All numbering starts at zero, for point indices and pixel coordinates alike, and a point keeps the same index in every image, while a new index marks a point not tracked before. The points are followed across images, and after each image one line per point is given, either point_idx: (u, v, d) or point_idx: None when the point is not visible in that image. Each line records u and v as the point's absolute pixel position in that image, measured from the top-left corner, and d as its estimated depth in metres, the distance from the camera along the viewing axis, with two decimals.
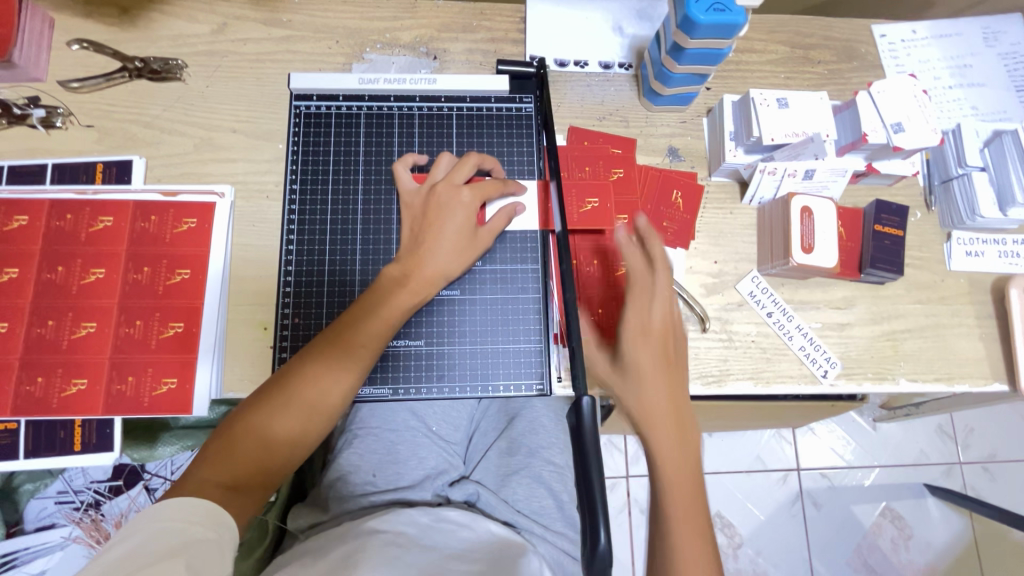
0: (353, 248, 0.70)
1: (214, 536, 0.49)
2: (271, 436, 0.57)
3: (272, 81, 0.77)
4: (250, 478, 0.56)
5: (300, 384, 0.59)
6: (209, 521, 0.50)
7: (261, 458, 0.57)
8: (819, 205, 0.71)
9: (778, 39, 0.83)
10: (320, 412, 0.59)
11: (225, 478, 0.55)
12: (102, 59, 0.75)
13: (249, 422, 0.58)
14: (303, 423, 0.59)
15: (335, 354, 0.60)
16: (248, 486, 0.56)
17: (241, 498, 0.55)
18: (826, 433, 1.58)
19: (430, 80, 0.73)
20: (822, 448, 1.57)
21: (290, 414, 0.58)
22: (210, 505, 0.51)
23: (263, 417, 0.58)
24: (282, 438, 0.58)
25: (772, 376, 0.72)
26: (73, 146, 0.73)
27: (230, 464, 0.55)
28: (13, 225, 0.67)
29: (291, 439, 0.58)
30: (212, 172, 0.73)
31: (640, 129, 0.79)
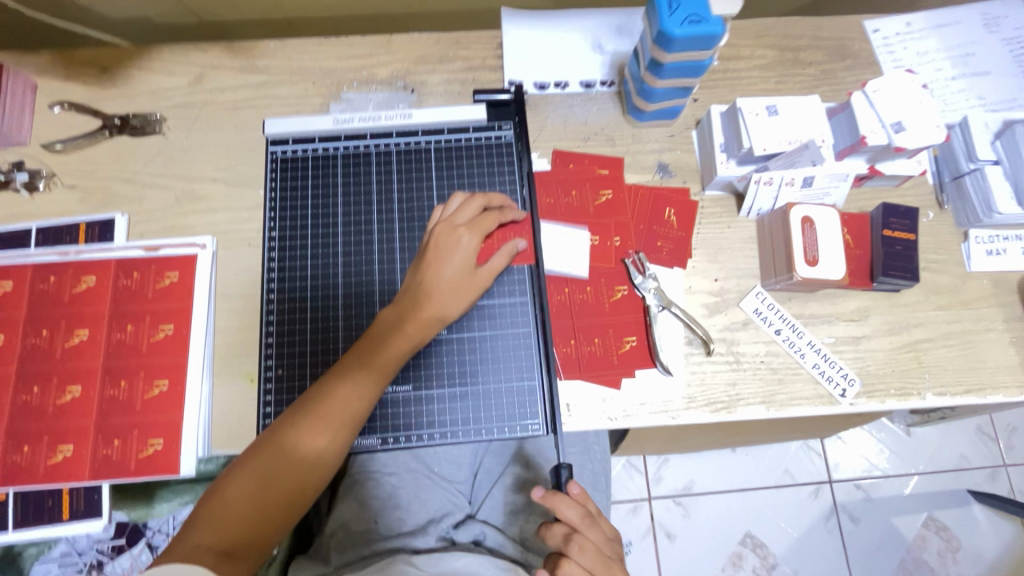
0: (335, 295, 0.68)
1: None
2: (271, 490, 0.55)
3: (251, 128, 0.76)
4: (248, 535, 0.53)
5: (297, 434, 0.56)
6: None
7: (257, 520, 0.54)
8: (822, 214, 0.67)
9: (765, 44, 0.80)
10: (323, 461, 0.57)
11: (222, 543, 0.52)
12: (84, 119, 0.76)
13: (240, 485, 0.54)
14: (307, 473, 0.56)
15: (333, 402, 0.57)
16: (247, 551, 0.53)
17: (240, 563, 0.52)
18: (858, 443, 1.50)
19: (406, 115, 0.72)
20: (855, 458, 1.49)
21: (288, 466, 0.55)
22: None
23: (257, 478, 0.55)
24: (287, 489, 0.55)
25: (786, 398, 0.68)
26: (56, 208, 0.73)
27: (225, 528, 0.52)
28: None
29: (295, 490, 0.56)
30: (194, 224, 0.72)
31: (627, 146, 0.76)
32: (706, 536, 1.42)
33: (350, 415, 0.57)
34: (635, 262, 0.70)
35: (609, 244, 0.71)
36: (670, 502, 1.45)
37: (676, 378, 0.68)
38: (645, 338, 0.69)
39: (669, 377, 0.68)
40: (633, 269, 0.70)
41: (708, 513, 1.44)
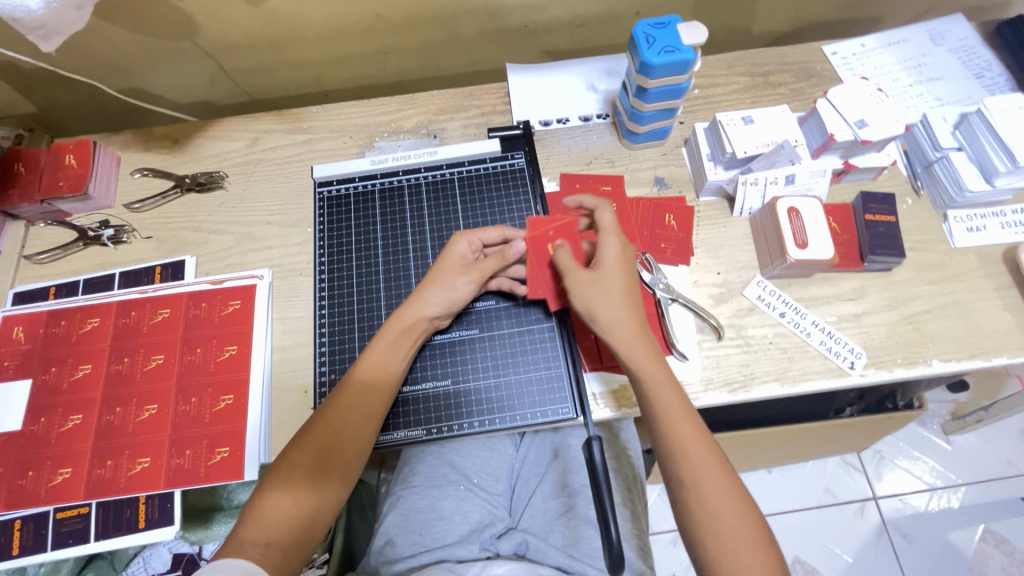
0: (377, 307, 0.76)
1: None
2: (301, 490, 0.58)
3: (299, 177, 0.88)
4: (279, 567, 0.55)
5: (293, 482, 0.58)
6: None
7: (294, 515, 0.57)
8: (806, 204, 0.75)
9: (738, 72, 0.92)
10: (330, 490, 0.59)
11: (264, 537, 0.55)
12: (159, 182, 0.89)
13: (272, 485, 0.58)
14: (311, 521, 0.57)
15: (321, 444, 0.60)
16: (286, 549, 0.55)
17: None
18: (898, 456, 1.47)
19: (431, 152, 0.83)
20: (896, 471, 1.46)
21: (292, 512, 0.57)
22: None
23: (288, 474, 0.59)
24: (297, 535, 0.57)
25: (798, 374, 0.73)
26: (136, 256, 0.84)
27: (266, 525, 0.56)
28: (87, 327, 0.77)
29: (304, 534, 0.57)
30: (252, 260, 0.83)
31: (626, 165, 0.86)
32: None
33: (347, 446, 0.61)
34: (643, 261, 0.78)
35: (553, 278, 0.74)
36: None
37: (693, 362, 0.73)
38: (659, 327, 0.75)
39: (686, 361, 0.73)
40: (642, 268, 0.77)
41: None
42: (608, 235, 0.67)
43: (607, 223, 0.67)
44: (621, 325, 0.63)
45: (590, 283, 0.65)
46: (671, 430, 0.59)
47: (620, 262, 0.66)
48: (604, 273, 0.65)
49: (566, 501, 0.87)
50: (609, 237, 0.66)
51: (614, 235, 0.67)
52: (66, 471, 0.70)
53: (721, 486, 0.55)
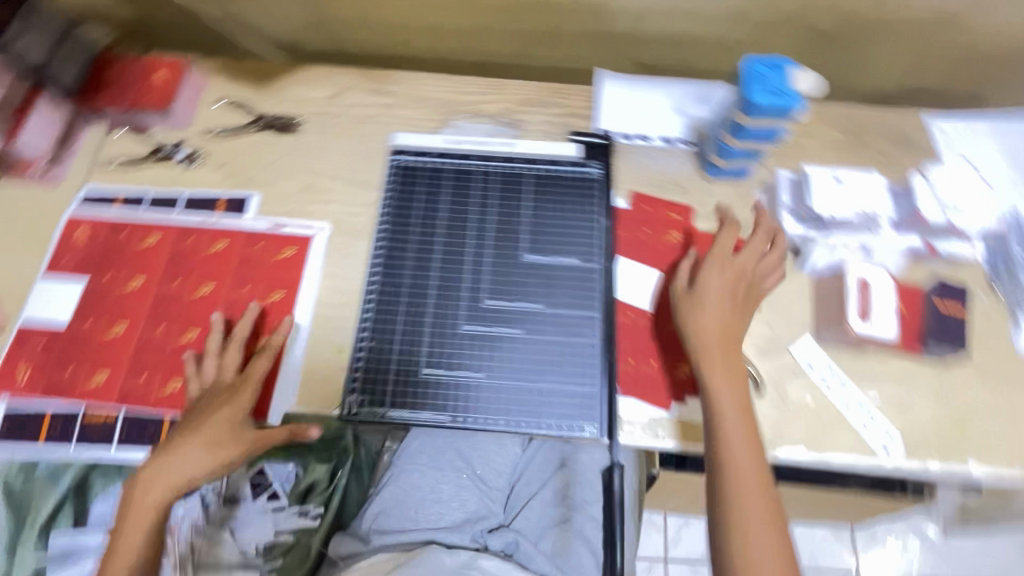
0: (428, 285, 0.76)
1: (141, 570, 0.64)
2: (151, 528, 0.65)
3: (373, 138, 0.88)
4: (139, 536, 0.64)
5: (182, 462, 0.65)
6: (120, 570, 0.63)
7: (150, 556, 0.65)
8: (879, 276, 0.73)
9: (833, 126, 0.89)
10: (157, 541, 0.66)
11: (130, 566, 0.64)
12: (238, 115, 0.90)
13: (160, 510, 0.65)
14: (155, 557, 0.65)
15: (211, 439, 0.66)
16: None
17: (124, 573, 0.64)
18: (892, 542, 1.44)
19: (509, 144, 0.84)
20: (885, 556, 1.43)
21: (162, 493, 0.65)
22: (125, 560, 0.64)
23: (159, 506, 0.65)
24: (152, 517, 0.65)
25: (830, 445, 0.71)
26: (204, 182, 0.85)
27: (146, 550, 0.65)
28: (146, 242, 0.79)
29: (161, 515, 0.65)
30: (312, 210, 0.83)
31: (699, 196, 0.84)
32: None
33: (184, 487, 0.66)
34: None
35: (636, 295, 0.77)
36: (686, 568, 1.40)
37: None
38: None
39: None
40: None
41: None
42: (714, 262, 0.74)
43: (722, 249, 0.75)
44: (715, 333, 0.69)
45: (681, 300, 0.72)
46: (728, 442, 0.64)
47: (720, 291, 0.72)
48: (700, 294, 0.71)
49: (563, 512, 0.87)
50: (708, 263, 0.74)
51: (738, 261, 0.74)
52: (101, 375, 0.72)
53: (762, 517, 0.60)
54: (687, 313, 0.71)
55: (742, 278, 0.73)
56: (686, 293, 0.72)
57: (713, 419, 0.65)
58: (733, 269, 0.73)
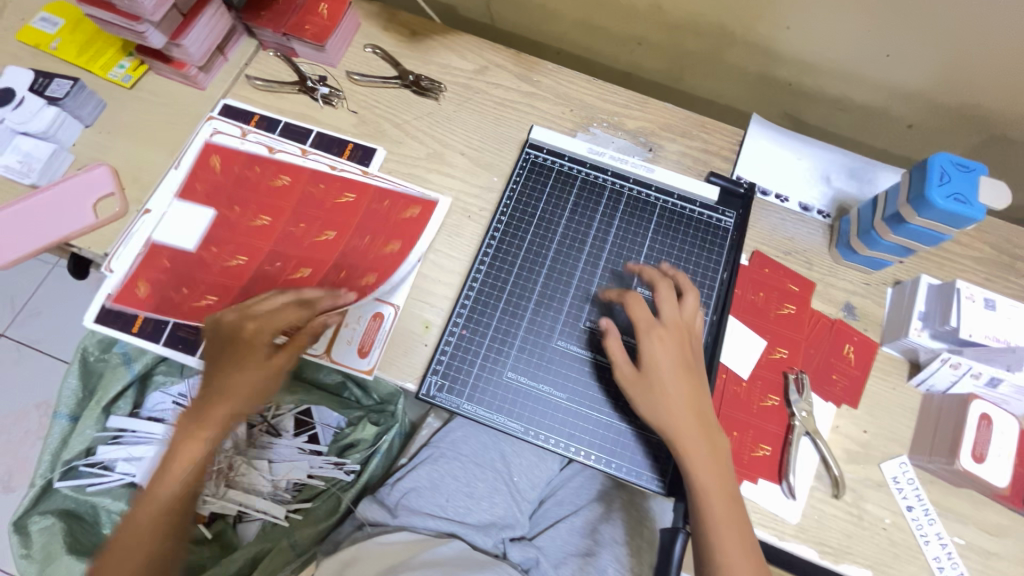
0: (530, 291, 0.75)
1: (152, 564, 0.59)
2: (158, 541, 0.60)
3: (508, 124, 0.87)
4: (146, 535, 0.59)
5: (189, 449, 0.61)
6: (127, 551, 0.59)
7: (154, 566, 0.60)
8: (1002, 418, 0.67)
9: (987, 240, 0.83)
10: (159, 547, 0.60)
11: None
12: (384, 65, 0.90)
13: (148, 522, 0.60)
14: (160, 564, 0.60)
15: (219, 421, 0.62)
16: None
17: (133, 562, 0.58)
18: None
19: (648, 169, 0.80)
20: None
21: (174, 487, 0.61)
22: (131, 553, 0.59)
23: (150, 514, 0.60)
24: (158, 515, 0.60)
25: (896, 575, 0.67)
26: (336, 123, 0.86)
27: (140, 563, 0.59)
28: (277, 182, 0.80)
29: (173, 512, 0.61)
30: (433, 180, 0.83)
31: (823, 275, 0.80)
32: None
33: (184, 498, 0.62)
34: (796, 379, 0.73)
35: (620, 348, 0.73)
36: None
37: (797, 503, 0.69)
38: (780, 452, 0.71)
39: (790, 499, 0.69)
40: (793, 386, 0.73)
41: None
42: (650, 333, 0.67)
43: (649, 318, 0.68)
44: (683, 415, 0.64)
45: (636, 386, 0.66)
46: (711, 530, 0.61)
47: (672, 369, 0.66)
48: (652, 375, 0.65)
49: (591, 544, 0.85)
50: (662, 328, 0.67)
51: (668, 321, 0.68)
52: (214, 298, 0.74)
53: None
54: (643, 396, 0.65)
55: (686, 345, 0.68)
56: (635, 376, 0.66)
57: (695, 503, 0.63)
58: (672, 332, 0.67)
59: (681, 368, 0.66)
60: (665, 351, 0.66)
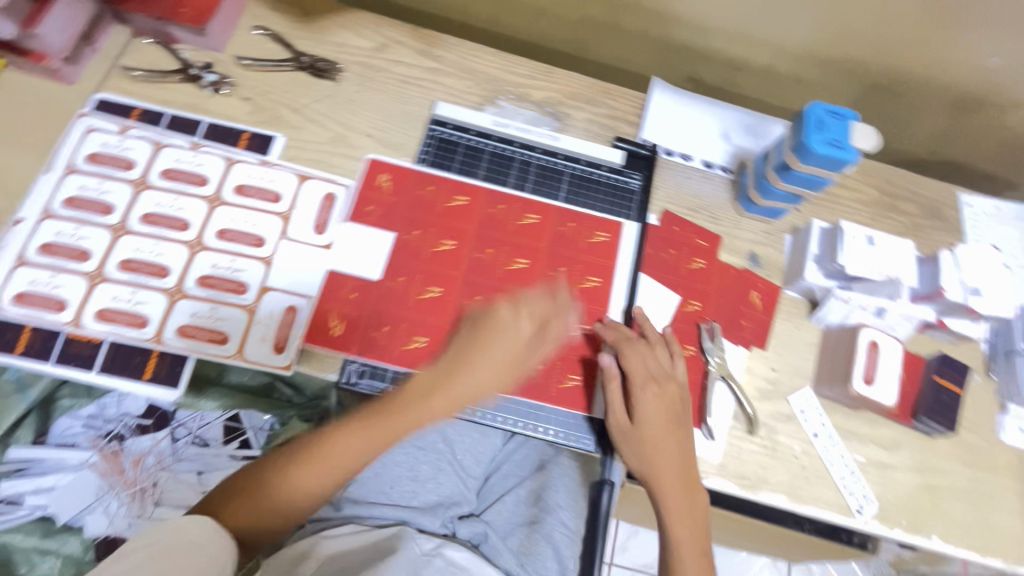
0: (449, 269, 0.76)
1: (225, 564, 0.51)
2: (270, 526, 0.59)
3: (412, 102, 0.85)
4: (265, 522, 0.59)
5: (349, 441, 0.61)
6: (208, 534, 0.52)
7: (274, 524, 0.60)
8: (886, 342, 0.74)
9: (870, 183, 0.89)
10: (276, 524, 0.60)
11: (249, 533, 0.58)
12: (275, 47, 0.85)
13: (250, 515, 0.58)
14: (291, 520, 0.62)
15: (456, 403, 0.63)
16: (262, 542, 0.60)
17: (251, 517, 0.58)
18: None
19: (554, 138, 0.83)
20: None
21: (247, 516, 0.58)
22: (212, 526, 0.52)
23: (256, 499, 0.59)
24: (275, 517, 0.59)
25: (808, 496, 0.73)
26: (228, 112, 0.81)
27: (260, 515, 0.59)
28: (169, 175, 0.75)
29: (293, 515, 0.61)
30: (338, 164, 0.80)
31: (728, 228, 0.84)
32: None
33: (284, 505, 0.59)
34: (709, 329, 0.77)
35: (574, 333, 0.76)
36: None
37: (717, 444, 0.73)
38: (698, 398, 0.75)
39: (711, 441, 0.73)
40: (706, 335, 0.77)
41: None
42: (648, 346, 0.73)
43: (643, 369, 0.71)
44: (664, 460, 0.68)
45: (625, 435, 0.70)
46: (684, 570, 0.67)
47: (660, 417, 0.69)
48: (643, 425, 0.69)
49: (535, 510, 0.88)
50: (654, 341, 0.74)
51: (657, 375, 0.71)
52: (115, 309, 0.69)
53: None
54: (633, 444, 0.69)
55: (677, 398, 0.71)
56: (629, 427, 0.69)
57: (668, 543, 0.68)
58: (662, 385, 0.70)
59: (667, 414, 0.70)
60: (650, 399, 0.69)
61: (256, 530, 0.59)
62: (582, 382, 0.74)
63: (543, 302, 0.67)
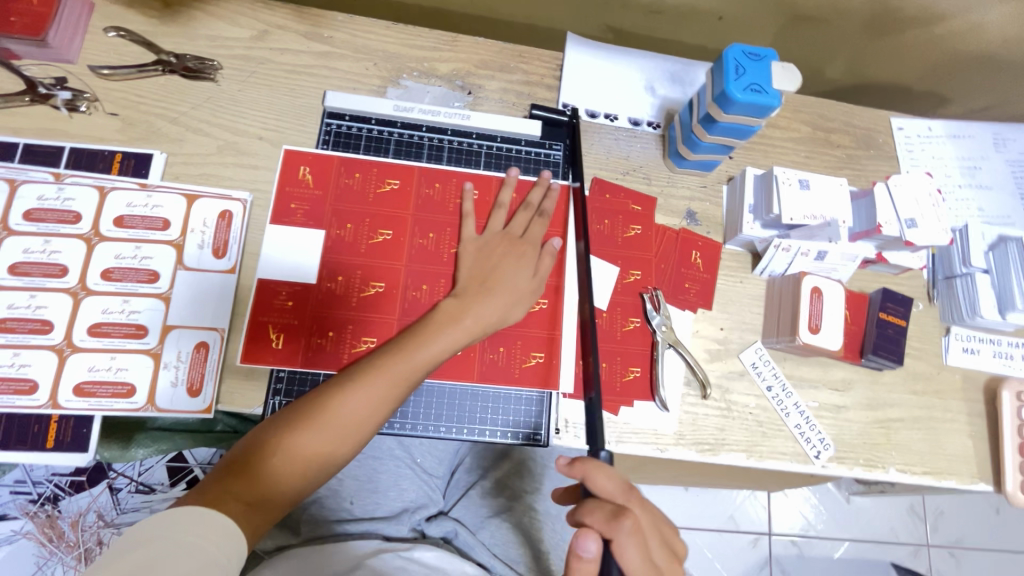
0: (383, 267, 0.70)
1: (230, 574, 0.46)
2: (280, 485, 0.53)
3: (305, 94, 0.77)
4: (272, 502, 0.52)
5: (353, 403, 0.56)
6: (207, 532, 0.46)
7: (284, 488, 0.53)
8: (829, 287, 0.72)
9: (802, 119, 0.86)
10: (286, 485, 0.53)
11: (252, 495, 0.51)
12: (136, 50, 0.74)
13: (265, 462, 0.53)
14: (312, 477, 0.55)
15: (417, 370, 0.60)
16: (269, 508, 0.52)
17: (262, 513, 0.51)
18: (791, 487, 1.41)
19: (464, 116, 0.76)
20: (787, 506, 1.40)
21: (273, 469, 0.53)
22: (228, 523, 0.48)
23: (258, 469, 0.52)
24: (285, 490, 0.53)
25: (767, 451, 0.72)
26: (94, 132, 0.71)
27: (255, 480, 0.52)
28: (35, 217, 0.66)
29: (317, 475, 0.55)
30: (231, 176, 0.72)
31: (661, 188, 0.80)
32: None
33: (310, 447, 0.55)
34: (651, 297, 0.74)
35: (535, 308, 0.71)
36: None
37: (672, 414, 0.72)
38: (648, 370, 0.72)
39: (665, 412, 0.71)
40: (649, 304, 0.74)
41: None
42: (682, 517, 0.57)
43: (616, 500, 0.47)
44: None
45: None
46: None
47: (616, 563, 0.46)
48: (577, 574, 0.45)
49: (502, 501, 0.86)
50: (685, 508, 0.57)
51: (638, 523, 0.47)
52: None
53: None
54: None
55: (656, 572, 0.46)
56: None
57: None
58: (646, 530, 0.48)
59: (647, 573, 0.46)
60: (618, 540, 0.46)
61: (269, 520, 0.52)
62: (541, 356, 0.70)
63: (492, 304, 0.65)
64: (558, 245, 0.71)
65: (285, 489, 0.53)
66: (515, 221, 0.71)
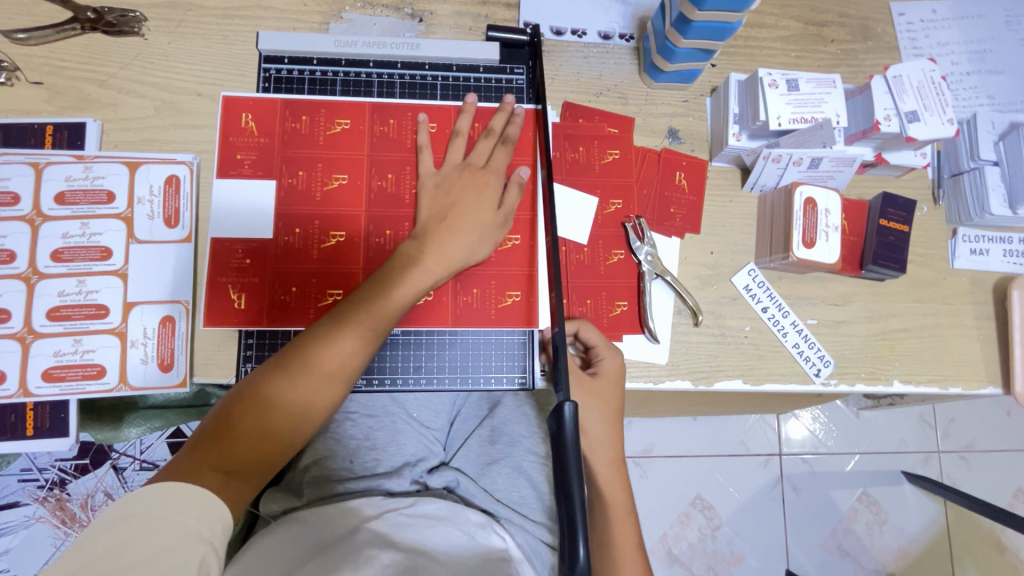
0: (341, 217, 0.66)
1: (213, 544, 0.45)
2: (258, 445, 0.51)
3: (241, 40, 0.70)
4: (252, 467, 0.51)
5: (324, 353, 0.54)
6: (178, 503, 0.44)
7: (265, 449, 0.52)
8: (824, 197, 0.67)
9: (791, 14, 0.78)
10: (268, 444, 0.52)
11: (225, 463, 0.49)
12: (52, 9, 0.68)
13: (240, 424, 0.51)
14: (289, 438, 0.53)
15: (382, 321, 0.57)
16: (249, 472, 0.50)
17: (240, 480, 0.49)
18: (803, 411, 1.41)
19: (413, 46, 0.70)
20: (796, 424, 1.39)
21: (251, 430, 0.51)
22: (204, 492, 0.46)
23: (236, 433, 0.51)
24: (262, 456, 0.52)
25: (764, 373, 0.70)
26: (21, 105, 0.66)
27: (230, 446, 0.50)
28: None
29: (294, 439, 0.54)
30: (174, 138, 0.67)
31: (640, 106, 0.74)
32: (659, 493, 1.33)
33: (285, 404, 0.53)
34: (635, 226, 0.70)
35: (507, 244, 0.67)
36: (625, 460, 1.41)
37: (662, 345, 0.69)
38: (636, 303, 0.69)
39: (655, 343, 0.68)
40: (632, 234, 0.69)
41: (653, 473, 1.34)
42: (604, 350, 0.65)
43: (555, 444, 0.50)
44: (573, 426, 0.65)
45: None
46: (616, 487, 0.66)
47: None
48: None
49: (500, 449, 0.86)
50: (606, 348, 0.65)
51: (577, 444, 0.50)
52: None
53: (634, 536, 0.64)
54: None
55: None
56: None
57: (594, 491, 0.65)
58: None
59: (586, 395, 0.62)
60: None
61: (253, 486, 0.51)
62: (515, 296, 0.67)
63: (457, 240, 0.61)
64: (526, 175, 0.66)
65: (262, 449, 0.52)
66: (476, 151, 0.66)
